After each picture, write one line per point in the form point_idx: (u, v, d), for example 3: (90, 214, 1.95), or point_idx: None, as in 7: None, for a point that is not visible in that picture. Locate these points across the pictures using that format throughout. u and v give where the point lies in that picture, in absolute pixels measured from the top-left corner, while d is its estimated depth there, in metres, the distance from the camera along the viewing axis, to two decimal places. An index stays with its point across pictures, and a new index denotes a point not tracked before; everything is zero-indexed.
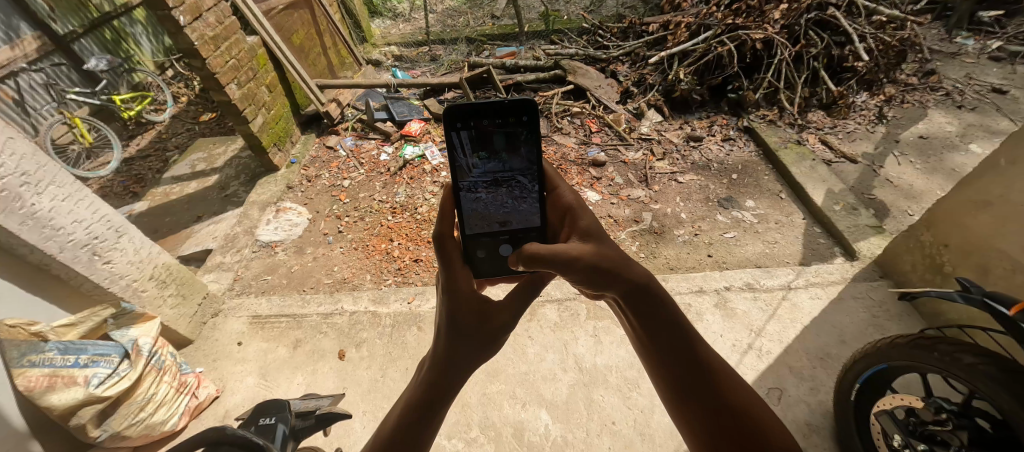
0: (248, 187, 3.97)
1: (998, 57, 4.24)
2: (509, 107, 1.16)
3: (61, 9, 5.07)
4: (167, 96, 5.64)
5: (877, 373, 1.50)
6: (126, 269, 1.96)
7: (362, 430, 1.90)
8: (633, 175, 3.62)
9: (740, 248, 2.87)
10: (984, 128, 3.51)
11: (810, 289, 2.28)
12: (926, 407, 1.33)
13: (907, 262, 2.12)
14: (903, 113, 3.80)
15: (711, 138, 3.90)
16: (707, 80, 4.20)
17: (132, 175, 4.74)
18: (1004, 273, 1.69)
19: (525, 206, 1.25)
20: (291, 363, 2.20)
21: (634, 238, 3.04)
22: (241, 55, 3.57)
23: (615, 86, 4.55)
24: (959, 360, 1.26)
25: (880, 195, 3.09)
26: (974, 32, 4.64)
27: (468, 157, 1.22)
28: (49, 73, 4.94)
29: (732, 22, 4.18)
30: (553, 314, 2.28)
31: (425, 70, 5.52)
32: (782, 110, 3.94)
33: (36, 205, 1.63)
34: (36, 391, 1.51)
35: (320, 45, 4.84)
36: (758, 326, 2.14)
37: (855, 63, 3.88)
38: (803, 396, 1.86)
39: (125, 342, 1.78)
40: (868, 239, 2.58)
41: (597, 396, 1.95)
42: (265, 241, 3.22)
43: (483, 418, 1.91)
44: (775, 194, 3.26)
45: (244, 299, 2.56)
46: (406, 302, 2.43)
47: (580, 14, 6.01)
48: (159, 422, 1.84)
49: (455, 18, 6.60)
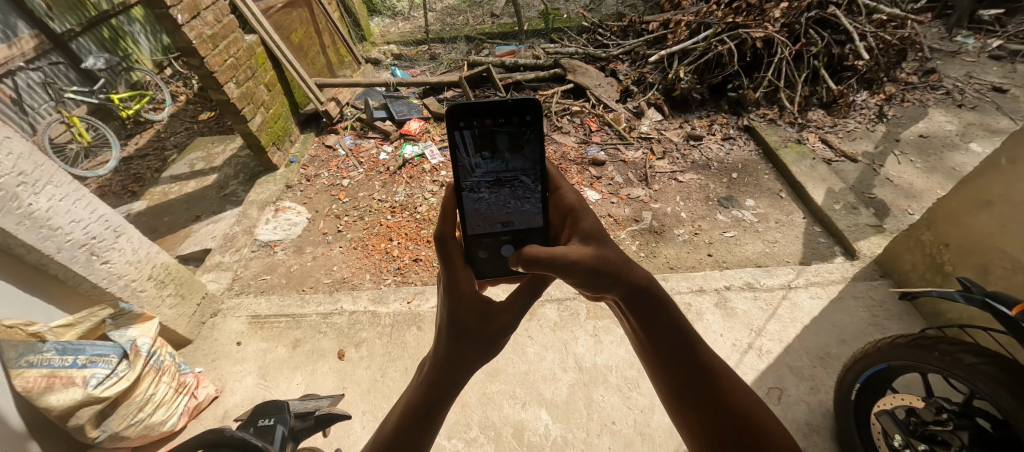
0: (248, 186, 3.96)
1: (998, 55, 4.24)
2: (512, 107, 1.15)
3: (59, 7, 5.05)
4: (166, 95, 5.63)
5: (877, 373, 1.50)
6: (124, 268, 1.95)
7: (362, 431, 1.90)
8: (633, 174, 3.61)
9: (740, 248, 2.86)
10: (984, 127, 3.51)
11: (810, 289, 2.27)
12: (927, 407, 1.33)
13: (908, 262, 2.12)
14: (903, 112, 3.80)
15: (711, 137, 3.90)
16: (707, 79, 4.19)
17: (131, 175, 4.72)
18: (1004, 273, 1.68)
19: (528, 206, 1.25)
20: (290, 363, 2.19)
21: (634, 238, 3.03)
22: (240, 54, 3.56)
23: (615, 85, 4.55)
24: (960, 360, 1.26)
25: (881, 194, 3.09)
26: (975, 31, 4.63)
27: (471, 157, 1.21)
28: (47, 71, 4.93)
29: (732, 21, 4.17)
30: (553, 314, 2.28)
31: (424, 69, 5.50)
32: (782, 109, 3.94)
33: (33, 205, 1.62)
34: (34, 391, 1.51)
35: (319, 43, 4.82)
36: (758, 325, 2.14)
37: (855, 62, 3.87)
38: (803, 396, 1.85)
39: (124, 342, 1.77)
40: (869, 238, 2.58)
41: (597, 396, 1.94)
42: (264, 241, 3.21)
43: (482, 418, 1.91)
44: (775, 193, 3.26)
45: (243, 299, 2.55)
46: (406, 302, 2.42)
47: (580, 12, 6.00)
48: (158, 422, 1.84)
49: (455, 16, 6.59)
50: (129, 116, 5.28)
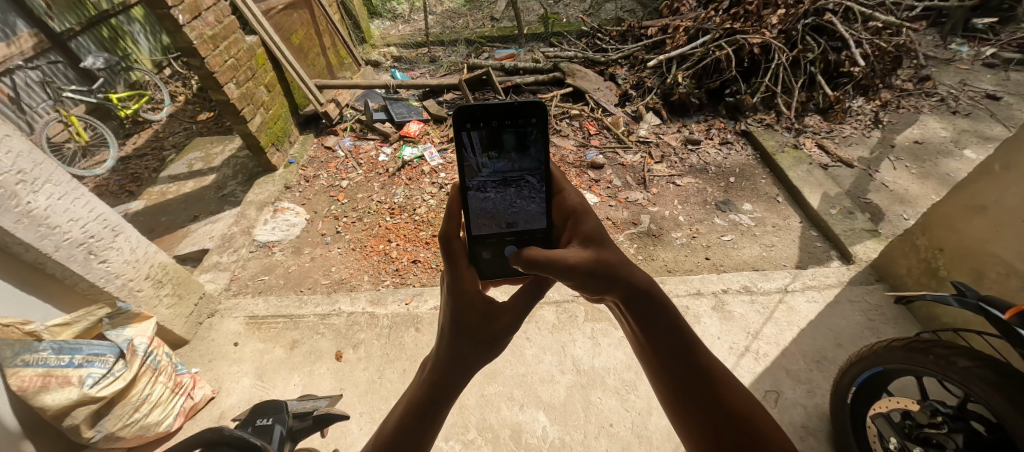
0: (246, 186, 3.96)
1: (992, 63, 4.30)
2: (518, 109, 1.16)
3: (59, 7, 5.05)
4: (165, 95, 5.64)
5: (872, 377, 1.50)
6: (122, 268, 1.95)
7: (359, 432, 1.90)
8: (631, 177, 3.64)
9: (737, 251, 2.88)
10: (977, 133, 3.55)
11: (807, 292, 2.29)
12: (923, 410, 1.34)
13: (903, 267, 2.13)
14: (898, 118, 3.84)
15: (709, 142, 3.92)
16: (706, 83, 4.21)
17: (128, 174, 4.71)
18: (999, 277, 1.70)
19: (533, 206, 1.26)
20: (288, 363, 2.19)
21: (632, 240, 3.05)
22: (240, 54, 3.57)
23: (615, 89, 4.57)
24: (954, 363, 1.27)
25: (876, 199, 3.12)
26: (969, 39, 4.71)
27: (478, 157, 1.21)
28: (46, 70, 4.91)
29: (730, 27, 4.23)
30: (551, 316, 2.29)
31: (424, 71, 5.53)
32: (779, 114, 3.99)
33: (32, 203, 1.62)
34: (29, 391, 1.51)
35: (320, 44, 4.83)
36: (755, 328, 2.16)
37: (852, 68, 3.92)
38: (800, 399, 1.86)
39: (121, 341, 1.75)
40: (865, 242, 2.61)
41: (594, 398, 1.95)
42: (262, 241, 3.21)
43: (481, 419, 1.91)
44: (772, 197, 3.28)
45: (242, 300, 2.55)
46: (405, 303, 2.42)
47: (580, 17, 6.05)
48: (154, 422, 1.83)
49: (455, 19, 6.62)
50: (127, 115, 5.28)
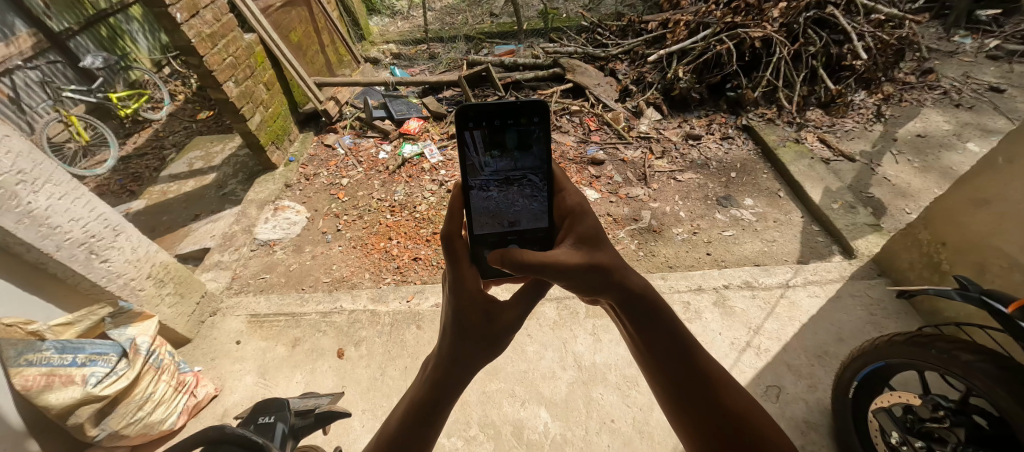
0: (246, 185, 3.95)
1: (996, 55, 4.27)
2: (521, 108, 1.17)
3: (57, 6, 5.03)
4: (164, 94, 5.65)
5: (874, 371, 1.49)
6: (123, 267, 1.95)
7: (362, 429, 1.90)
8: (632, 173, 3.62)
9: (738, 246, 2.88)
10: (980, 126, 3.53)
11: (808, 287, 2.29)
12: (924, 404, 1.34)
13: (905, 261, 2.13)
14: (900, 111, 3.81)
15: (710, 137, 3.91)
16: (706, 78, 4.19)
17: (129, 174, 4.72)
18: (1001, 271, 1.69)
19: (536, 205, 1.25)
20: (290, 361, 2.20)
21: (633, 237, 3.04)
22: (239, 53, 3.56)
23: (615, 84, 4.53)
24: (957, 357, 1.27)
25: (878, 193, 3.10)
26: (972, 31, 4.67)
27: (480, 156, 1.21)
28: (45, 70, 4.91)
29: (731, 21, 4.19)
30: (552, 313, 2.29)
31: (423, 68, 5.50)
32: (781, 108, 3.96)
33: (33, 203, 1.62)
34: (32, 390, 1.51)
35: (318, 42, 4.82)
36: (756, 323, 2.15)
37: (854, 62, 3.89)
38: (802, 393, 1.86)
39: (124, 341, 1.76)
40: (867, 237, 2.60)
41: (596, 394, 1.95)
42: (263, 240, 3.21)
43: (482, 415, 1.91)
44: (773, 192, 3.27)
45: (243, 298, 2.55)
46: (406, 301, 2.43)
47: (579, 12, 6.03)
48: (158, 420, 1.84)
49: (454, 15, 6.59)
50: (127, 114, 5.31)
